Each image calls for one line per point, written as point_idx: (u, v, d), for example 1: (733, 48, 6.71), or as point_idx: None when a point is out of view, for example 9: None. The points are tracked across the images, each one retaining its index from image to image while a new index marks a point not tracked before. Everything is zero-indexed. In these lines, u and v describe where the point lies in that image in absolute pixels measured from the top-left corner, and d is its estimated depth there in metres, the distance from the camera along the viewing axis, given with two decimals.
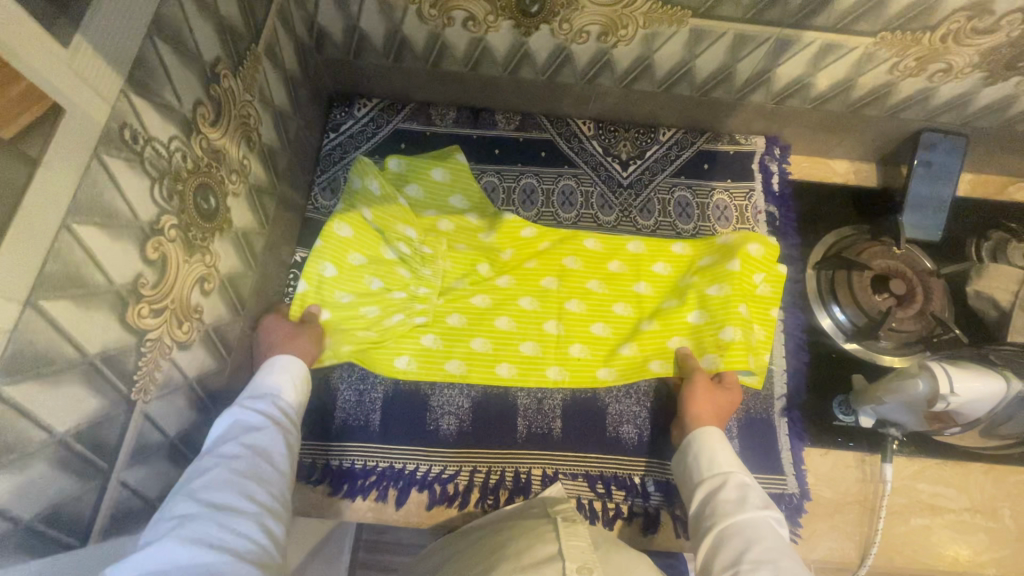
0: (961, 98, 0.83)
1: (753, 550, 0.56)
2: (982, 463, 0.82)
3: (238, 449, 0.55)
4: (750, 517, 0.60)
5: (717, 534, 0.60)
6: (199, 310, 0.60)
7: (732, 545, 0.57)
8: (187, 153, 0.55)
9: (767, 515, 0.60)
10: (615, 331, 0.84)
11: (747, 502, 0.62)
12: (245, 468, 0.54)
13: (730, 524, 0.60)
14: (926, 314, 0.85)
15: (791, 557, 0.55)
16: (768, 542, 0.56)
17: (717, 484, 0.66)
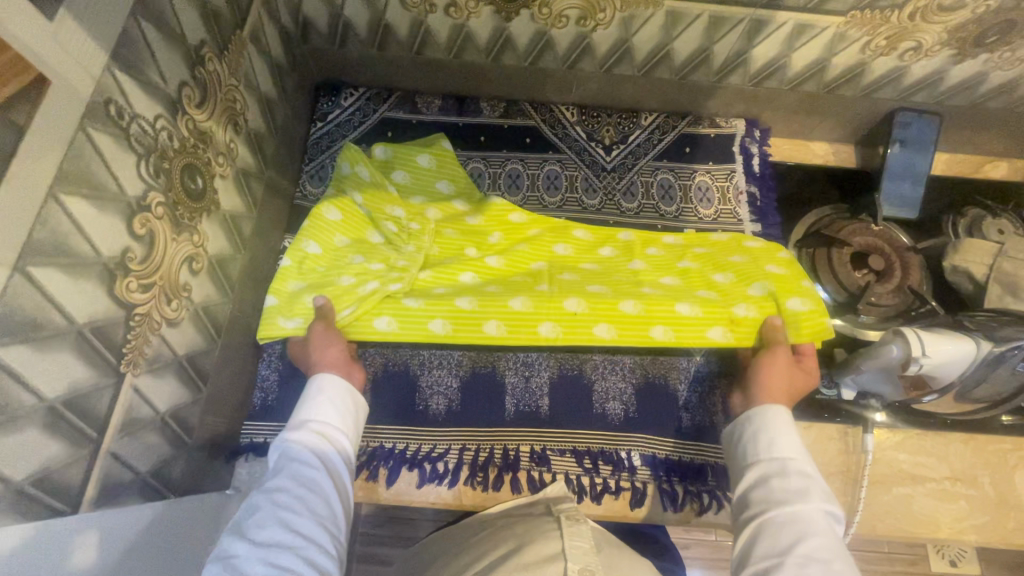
0: (933, 76, 0.86)
1: (805, 547, 0.53)
2: (961, 432, 0.84)
3: (299, 462, 0.59)
4: (810, 511, 0.56)
5: (767, 522, 0.57)
6: (188, 289, 0.62)
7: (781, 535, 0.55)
8: (173, 133, 0.57)
9: (823, 510, 0.57)
10: (611, 292, 0.79)
11: (810, 495, 0.58)
12: (306, 474, 0.58)
13: (784, 514, 0.57)
14: (904, 289, 0.87)
15: (845, 560, 0.53)
16: (822, 540, 0.54)
17: (773, 467, 0.62)
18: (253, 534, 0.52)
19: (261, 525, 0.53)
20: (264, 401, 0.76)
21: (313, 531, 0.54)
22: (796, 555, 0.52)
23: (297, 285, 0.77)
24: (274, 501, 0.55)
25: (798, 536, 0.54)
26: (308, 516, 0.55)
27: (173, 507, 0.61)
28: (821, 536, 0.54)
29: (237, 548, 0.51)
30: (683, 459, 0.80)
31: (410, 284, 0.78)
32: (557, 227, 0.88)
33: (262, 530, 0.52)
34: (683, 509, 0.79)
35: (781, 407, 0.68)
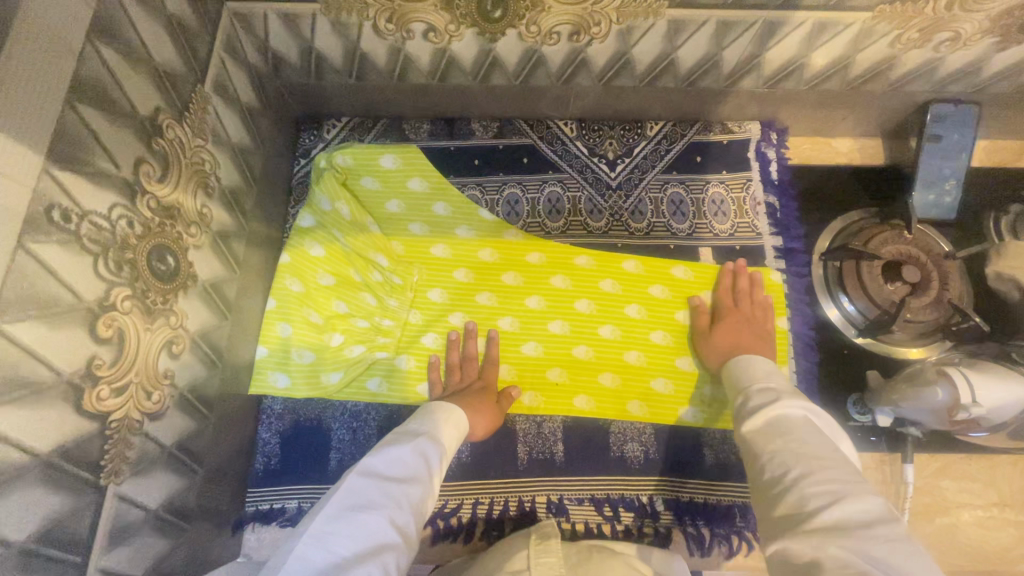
0: (972, 65, 0.76)
1: (778, 432, 0.53)
2: (1009, 454, 0.78)
3: (383, 488, 0.56)
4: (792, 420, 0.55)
5: (755, 425, 0.57)
6: (170, 374, 0.58)
7: (779, 462, 0.50)
8: (135, 218, 0.52)
9: (791, 407, 0.56)
10: (599, 357, 0.82)
11: (780, 396, 0.58)
12: (366, 559, 0.49)
13: (762, 419, 0.57)
14: (943, 302, 0.79)
15: (818, 431, 0.53)
16: (806, 450, 0.50)
17: (745, 395, 0.63)
18: (340, 540, 0.50)
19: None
20: (266, 465, 0.76)
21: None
22: (770, 450, 0.52)
23: (286, 328, 0.78)
24: (339, 555, 0.49)
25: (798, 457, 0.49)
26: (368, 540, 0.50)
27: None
28: (804, 426, 0.54)
29: (331, 537, 0.50)
30: (707, 501, 0.76)
31: (397, 341, 0.81)
32: (582, 279, 0.85)
33: (356, 520, 0.52)
34: (710, 553, 0.75)
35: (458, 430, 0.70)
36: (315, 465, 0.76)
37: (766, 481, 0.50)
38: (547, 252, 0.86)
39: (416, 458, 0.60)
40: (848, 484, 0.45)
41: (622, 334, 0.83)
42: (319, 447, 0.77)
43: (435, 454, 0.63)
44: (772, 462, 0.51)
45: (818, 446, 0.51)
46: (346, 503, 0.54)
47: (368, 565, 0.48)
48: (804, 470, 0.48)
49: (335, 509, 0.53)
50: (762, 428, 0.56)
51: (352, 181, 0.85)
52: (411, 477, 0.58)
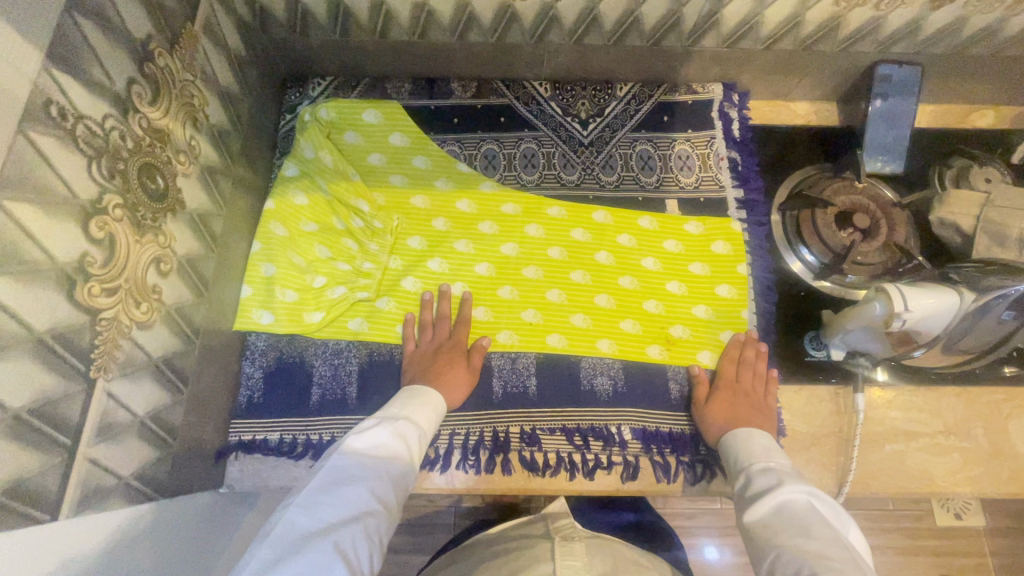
0: (912, 25, 0.82)
1: (785, 527, 0.57)
2: (953, 387, 0.83)
3: (364, 463, 0.60)
4: (797, 510, 0.58)
5: (760, 514, 0.61)
6: (157, 290, 0.61)
7: (787, 564, 0.53)
8: (126, 133, 0.55)
9: (795, 492, 0.61)
10: (570, 299, 0.86)
11: (782, 481, 0.62)
12: (348, 525, 0.54)
13: (767, 509, 0.60)
14: (890, 246, 0.86)
15: (825, 524, 0.56)
16: (812, 545, 0.54)
17: (750, 473, 0.67)
18: (325, 508, 0.55)
19: (303, 554, 0.50)
20: (250, 398, 0.79)
21: (358, 551, 0.53)
22: (775, 544, 0.56)
23: (270, 268, 0.82)
24: (324, 521, 0.54)
25: (816, 558, 0.52)
26: (352, 511, 0.55)
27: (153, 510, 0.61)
28: (809, 515, 0.58)
29: (316, 506, 0.55)
30: (673, 430, 0.80)
31: (377, 283, 0.84)
32: (555, 227, 0.90)
33: (339, 492, 0.57)
34: (676, 479, 0.79)
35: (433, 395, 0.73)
36: (298, 398, 0.79)
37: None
38: (522, 202, 0.91)
39: (397, 435, 0.65)
40: None
41: (593, 278, 0.87)
42: (301, 383, 0.80)
43: (415, 432, 0.67)
44: (781, 561, 0.54)
45: (829, 540, 0.54)
46: (329, 478, 0.58)
47: (350, 529, 0.54)
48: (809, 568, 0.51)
49: (320, 482, 0.58)
50: (768, 519, 0.60)
51: (335, 135, 0.90)
52: (390, 453, 0.63)
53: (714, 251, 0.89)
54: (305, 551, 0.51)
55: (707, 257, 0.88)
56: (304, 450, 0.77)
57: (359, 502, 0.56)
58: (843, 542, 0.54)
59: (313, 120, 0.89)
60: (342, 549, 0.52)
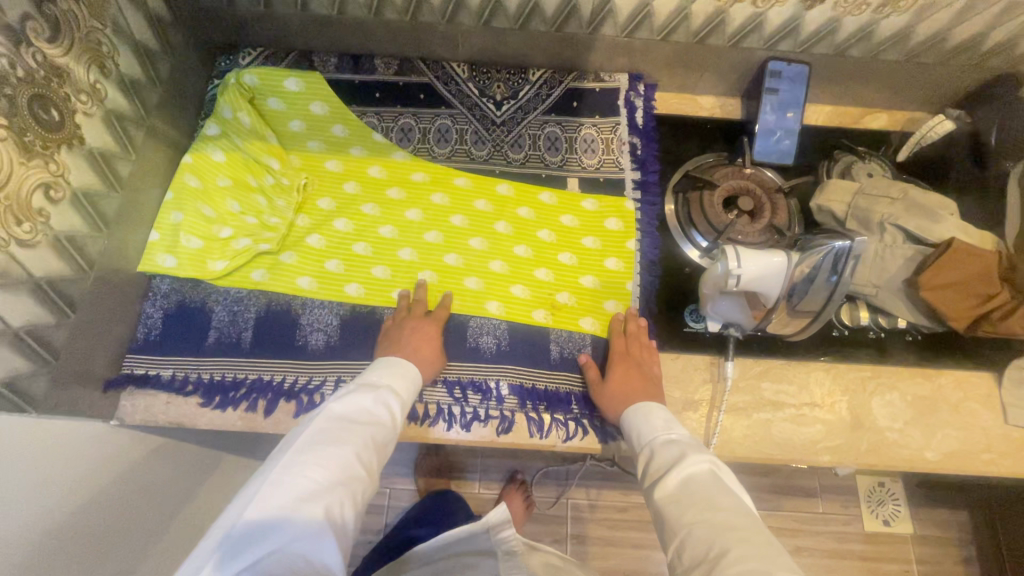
0: (791, 23, 0.88)
1: (693, 502, 0.58)
2: (822, 363, 0.88)
3: (352, 430, 0.62)
4: (700, 481, 0.60)
5: (669, 490, 0.61)
6: (45, 213, 0.66)
7: (697, 541, 0.55)
8: (17, 63, 0.61)
9: (699, 462, 0.63)
10: (466, 263, 0.91)
11: (685, 453, 0.64)
12: (336, 488, 0.56)
13: (674, 481, 0.62)
14: (770, 227, 0.91)
15: (727, 492, 0.59)
16: (718, 517, 0.56)
17: (655, 448, 0.68)
18: (315, 475, 0.56)
19: (291, 516, 0.52)
20: (148, 335, 0.83)
21: (346, 513, 0.56)
22: (688, 520, 0.57)
23: (178, 216, 0.86)
24: (314, 482, 0.56)
25: (720, 529, 0.54)
26: (339, 476, 0.58)
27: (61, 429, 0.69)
28: (708, 484, 0.60)
29: (305, 471, 0.56)
30: (548, 388, 0.84)
31: (282, 238, 0.89)
32: (459, 197, 0.95)
33: (326, 457, 0.58)
34: (549, 435, 0.82)
35: (411, 367, 0.75)
36: (194, 339, 0.83)
37: (687, 554, 0.55)
38: (430, 172, 0.96)
39: (377, 404, 0.68)
40: (760, 553, 0.51)
41: (490, 245, 0.92)
42: (199, 325, 0.84)
43: (395, 402, 0.70)
44: (689, 538, 0.55)
45: (730, 510, 0.56)
46: (316, 442, 0.60)
47: (338, 491, 0.56)
48: (718, 543, 0.53)
49: (306, 444, 0.59)
50: (676, 493, 0.61)
51: (258, 100, 0.96)
52: (375, 421, 0.65)
53: (607, 227, 0.94)
54: (293, 513, 0.53)
55: (599, 232, 0.94)
56: (194, 388, 0.80)
57: (347, 467, 0.59)
58: (743, 510, 0.57)
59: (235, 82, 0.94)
60: (331, 515, 0.54)
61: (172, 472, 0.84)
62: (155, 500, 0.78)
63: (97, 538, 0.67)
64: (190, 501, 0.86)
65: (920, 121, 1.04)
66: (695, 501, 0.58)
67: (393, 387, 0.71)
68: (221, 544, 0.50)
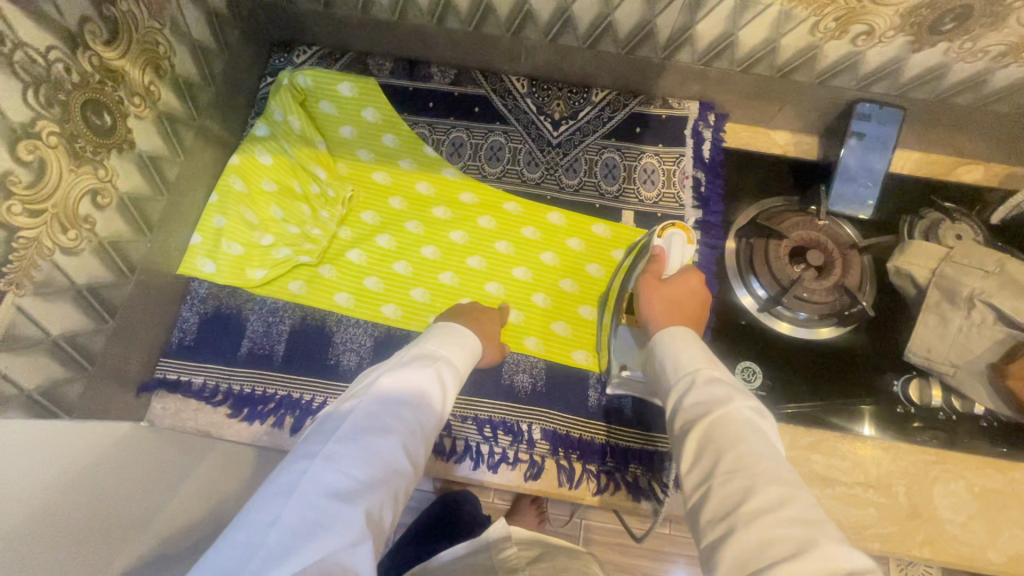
0: (891, 65, 0.80)
1: (726, 445, 0.50)
2: (881, 440, 0.81)
3: (401, 416, 0.58)
4: (729, 418, 0.52)
5: (696, 438, 0.52)
6: (90, 220, 0.64)
7: (729, 493, 0.47)
8: (72, 68, 0.59)
9: (741, 406, 0.53)
10: (508, 294, 0.87)
11: (720, 393, 0.55)
12: (380, 486, 0.51)
13: (703, 422, 0.53)
14: (840, 287, 0.84)
15: (760, 436, 0.51)
16: (757, 466, 0.47)
17: (691, 387, 0.58)
18: (360, 465, 0.51)
19: (334, 518, 0.46)
20: (182, 340, 0.82)
21: (384, 512, 0.51)
22: (725, 468, 0.48)
23: (222, 220, 0.85)
24: (359, 478, 0.50)
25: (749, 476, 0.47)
26: (383, 468, 0.52)
27: (58, 429, 0.61)
28: (742, 429, 0.51)
29: (350, 459, 0.51)
30: (583, 436, 0.80)
31: (322, 250, 0.86)
32: (507, 221, 0.90)
33: (373, 444, 0.53)
34: (579, 486, 0.78)
35: (472, 341, 0.73)
36: (227, 347, 0.82)
37: (715, 502, 0.47)
38: (479, 192, 0.92)
39: (431, 388, 0.63)
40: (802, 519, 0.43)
41: (534, 276, 0.88)
42: (234, 333, 0.83)
43: (448, 386, 0.65)
44: (717, 490, 0.48)
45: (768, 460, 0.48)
46: (363, 423, 0.55)
47: (383, 490, 0.51)
48: (753, 498, 0.45)
49: (353, 431, 0.54)
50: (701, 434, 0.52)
51: (310, 103, 0.93)
52: (425, 408, 0.61)
53: None
54: (334, 509, 0.47)
55: None
56: (224, 398, 0.79)
57: (393, 460, 0.54)
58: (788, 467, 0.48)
59: (288, 83, 0.92)
60: (371, 514, 0.49)
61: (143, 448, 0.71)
62: (142, 481, 0.65)
63: (90, 521, 0.56)
64: (191, 474, 0.72)
65: (1021, 178, 0.93)
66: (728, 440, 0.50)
67: (447, 368, 0.67)
68: (255, 546, 0.44)
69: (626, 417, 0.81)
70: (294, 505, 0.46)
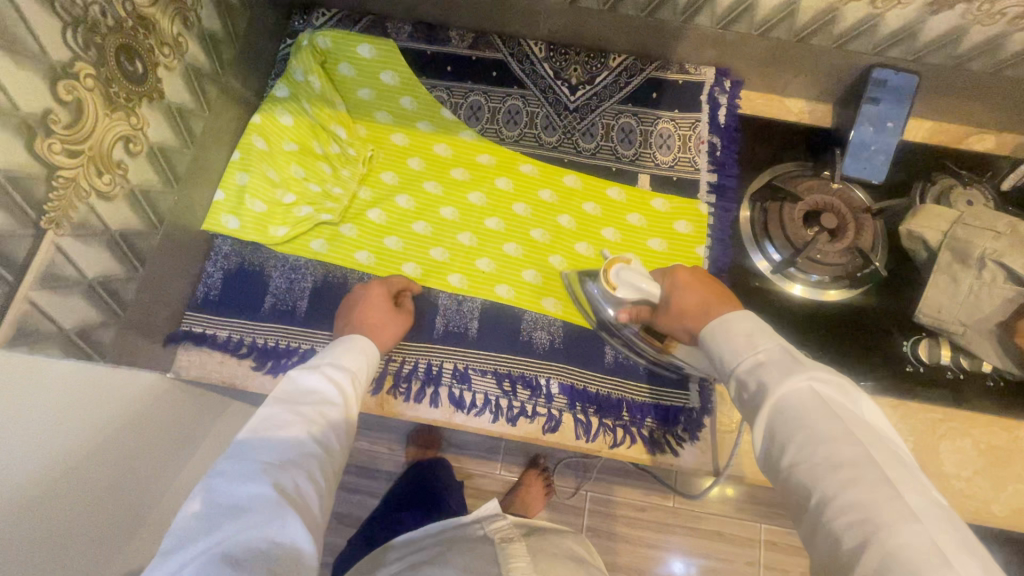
0: (909, 27, 0.80)
1: (793, 435, 0.53)
2: (891, 399, 0.83)
3: (297, 411, 0.61)
4: (789, 408, 0.54)
5: (763, 431, 0.56)
6: (123, 168, 0.66)
7: (799, 482, 0.51)
8: (108, 11, 0.60)
9: (798, 382, 0.55)
10: (526, 254, 0.88)
11: (772, 376, 0.56)
12: (290, 467, 0.55)
13: (765, 417, 0.55)
14: (852, 248, 0.86)
15: (828, 413, 0.52)
16: (824, 449, 0.50)
17: (739, 377, 0.60)
18: (261, 458, 0.55)
19: (245, 504, 0.51)
20: (207, 295, 0.83)
21: (304, 491, 0.55)
22: (791, 459, 0.52)
23: (244, 178, 0.86)
24: (264, 463, 0.55)
25: (821, 463, 0.50)
26: (291, 457, 0.56)
27: (107, 369, 0.66)
28: (806, 411, 0.53)
29: (252, 457, 0.55)
30: (600, 392, 0.82)
31: (344, 209, 0.87)
32: (524, 184, 0.92)
33: (273, 442, 0.57)
34: (596, 439, 0.80)
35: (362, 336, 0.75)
36: (251, 303, 0.83)
37: (792, 493, 0.52)
38: (497, 155, 0.93)
39: (331, 381, 0.66)
40: (879, 504, 0.46)
41: (552, 238, 0.89)
42: (257, 289, 0.84)
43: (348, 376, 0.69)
44: (790, 481, 0.52)
45: (839, 437, 0.50)
46: (264, 428, 0.59)
47: (295, 473, 0.55)
48: (825, 488, 0.49)
49: (252, 430, 0.59)
50: (767, 428, 0.55)
51: (330, 65, 0.94)
52: (328, 400, 0.64)
53: (676, 230, 0.90)
54: (242, 500, 0.51)
55: (668, 234, 0.90)
56: (248, 351, 0.81)
57: (298, 448, 0.58)
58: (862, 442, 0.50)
59: (307, 44, 0.92)
60: (286, 493, 0.53)
61: (166, 414, 0.76)
62: (144, 452, 0.69)
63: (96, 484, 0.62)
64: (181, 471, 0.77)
65: None
66: (798, 430, 0.52)
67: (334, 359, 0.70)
68: (181, 546, 0.48)
69: (641, 373, 0.83)
70: (205, 508, 0.51)
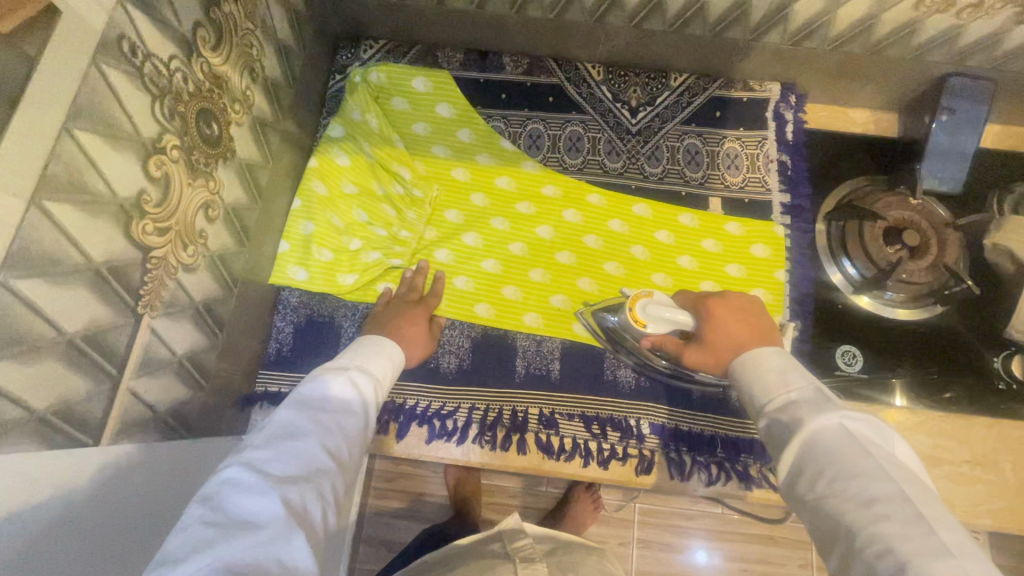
0: (993, 36, 0.78)
1: (817, 473, 0.49)
2: (987, 418, 0.81)
3: (316, 418, 0.57)
4: (814, 446, 0.50)
5: (787, 468, 0.52)
6: (204, 235, 0.62)
7: (828, 522, 0.47)
8: (188, 76, 0.56)
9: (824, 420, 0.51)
10: (602, 289, 0.85)
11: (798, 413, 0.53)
12: (301, 481, 0.50)
13: (790, 454, 0.51)
14: (938, 266, 0.83)
15: (861, 452, 0.48)
16: (851, 487, 0.46)
17: (769, 416, 0.56)
18: (275, 468, 0.50)
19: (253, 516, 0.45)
20: (279, 350, 0.79)
21: (312, 507, 0.49)
22: (818, 499, 0.48)
23: (309, 227, 0.83)
24: (276, 473, 0.49)
25: (850, 502, 0.46)
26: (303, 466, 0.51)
27: (187, 444, 0.64)
28: (835, 450, 0.49)
29: (263, 464, 0.50)
30: (692, 429, 0.80)
31: (412, 251, 0.84)
32: (593, 214, 0.89)
33: (289, 447, 0.53)
34: (690, 478, 0.78)
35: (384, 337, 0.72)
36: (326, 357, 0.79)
37: (824, 536, 0.47)
38: (562, 185, 0.90)
39: (348, 390, 0.62)
40: (912, 544, 0.41)
41: (627, 270, 0.87)
42: (329, 341, 0.80)
43: (365, 384, 0.64)
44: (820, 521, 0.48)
45: (866, 477, 0.46)
46: (279, 433, 0.54)
47: (306, 486, 0.50)
48: (855, 528, 0.44)
49: (267, 438, 0.54)
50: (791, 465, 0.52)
51: (384, 100, 0.90)
52: (346, 409, 0.60)
53: (753, 254, 0.88)
54: (249, 509, 0.46)
55: (745, 259, 0.87)
56: None
57: (312, 459, 0.52)
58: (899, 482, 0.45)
59: (359, 80, 0.89)
60: (294, 508, 0.47)
61: None
62: None
63: None
64: None
65: None
66: (823, 469, 0.48)
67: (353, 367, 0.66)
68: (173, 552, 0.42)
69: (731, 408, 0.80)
70: (206, 512, 0.45)
